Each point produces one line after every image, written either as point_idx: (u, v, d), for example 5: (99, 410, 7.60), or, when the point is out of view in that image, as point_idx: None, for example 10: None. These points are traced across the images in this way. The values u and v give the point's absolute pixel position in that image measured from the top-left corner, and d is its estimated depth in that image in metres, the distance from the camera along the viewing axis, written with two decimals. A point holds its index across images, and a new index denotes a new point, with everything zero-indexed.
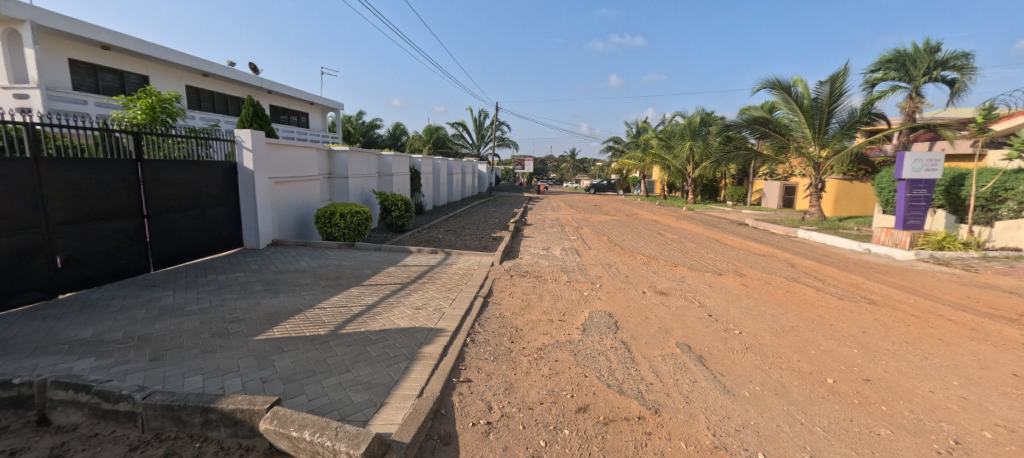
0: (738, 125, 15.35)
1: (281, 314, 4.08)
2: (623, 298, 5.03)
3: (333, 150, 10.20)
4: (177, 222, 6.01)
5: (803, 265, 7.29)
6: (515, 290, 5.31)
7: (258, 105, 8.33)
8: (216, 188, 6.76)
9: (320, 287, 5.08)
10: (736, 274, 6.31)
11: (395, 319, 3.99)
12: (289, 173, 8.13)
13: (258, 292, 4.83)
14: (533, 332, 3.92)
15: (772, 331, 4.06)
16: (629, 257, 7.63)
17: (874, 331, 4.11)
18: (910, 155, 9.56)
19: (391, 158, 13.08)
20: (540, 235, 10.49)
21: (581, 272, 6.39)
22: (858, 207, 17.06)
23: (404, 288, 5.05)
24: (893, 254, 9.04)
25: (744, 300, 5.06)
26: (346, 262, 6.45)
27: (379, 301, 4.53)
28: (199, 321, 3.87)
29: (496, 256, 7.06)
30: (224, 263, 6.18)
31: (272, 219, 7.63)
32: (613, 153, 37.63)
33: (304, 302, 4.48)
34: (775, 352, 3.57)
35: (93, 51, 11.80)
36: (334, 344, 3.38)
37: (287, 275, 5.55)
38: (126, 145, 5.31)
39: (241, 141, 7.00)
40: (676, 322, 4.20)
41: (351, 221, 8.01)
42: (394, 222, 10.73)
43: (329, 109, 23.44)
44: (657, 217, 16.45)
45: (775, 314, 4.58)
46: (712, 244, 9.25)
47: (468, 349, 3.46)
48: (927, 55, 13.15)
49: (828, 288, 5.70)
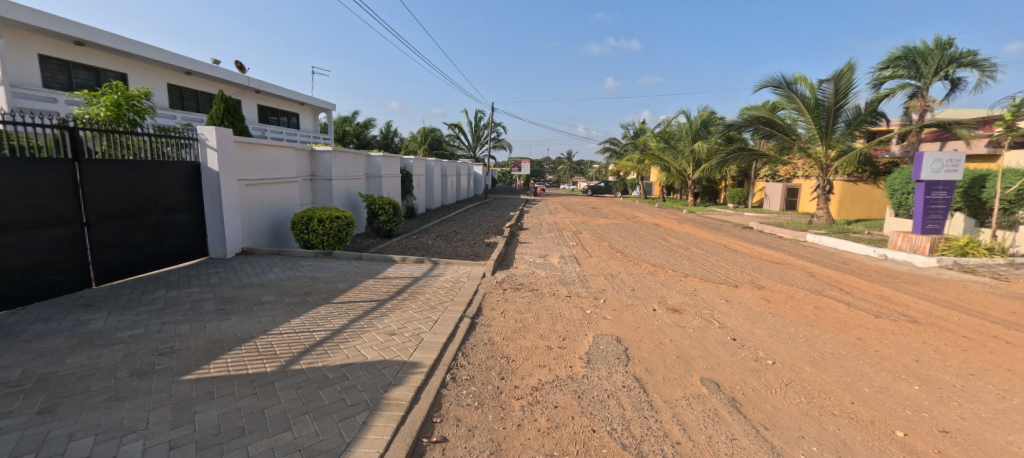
0: (739, 125, 14.80)
1: (225, 344, 3.39)
2: (632, 318, 4.39)
3: (315, 150, 9.52)
4: (125, 230, 5.31)
5: (824, 275, 6.68)
6: (507, 308, 4.66)
7: (229, 100, 7.65)
8: (177, 192, 6.09)
9: (283, 305, 4.40)
10: (754, 286, 5.70)
11: (363, 349, 3.31)
12: (263, 174, 7.44)
13: (208, 313, 4.14)
14: (527, 365, 3.26)
15: (811, 361, 3.41)
16: (634, 266, 7.01)
17: (929, 360, 3.49)
18: (930, 155, 8.98)
19: (379, 159, 12.40)
20: (537, 241, 9.86)
21: (581, 284, 5.76)
22: (863, 210, 16.56)
23: (379, 308, 4.37)
24: (913, 261, 8.50)
25: (769, 319, 4.44)
26: (320, 274, 5.76)
27: (347, 325, 3.85)
28: (122, 354, 3.18)
29: (488, 266, 6.41)
30: (180, 276, 5.47)
31: (242, 226, 6.94)
32: (611, 155, 37.14)
33: (258, 326, 3.78)
34: (822, 391, 2.93)
35: (65, 47, 11.07)
36: (278, 387, 2.71)
37: (247, 292, 4.85)
38: (83, 144, 4.83)
39: (204, 139, 6.30)
40: (698, 350, 3.57)
41: (331, 227, 7.33)
42: (382, 227, 10.07)
43: (320, 109, 22.74)
44: (659, 221, 15.88)
45: (809, 337, 3.95)
46: (720, 251, 8.68)
47: (446, 392, 2.80)
48: (939, 51, 12.67)
49: (859, 303, 5.09)
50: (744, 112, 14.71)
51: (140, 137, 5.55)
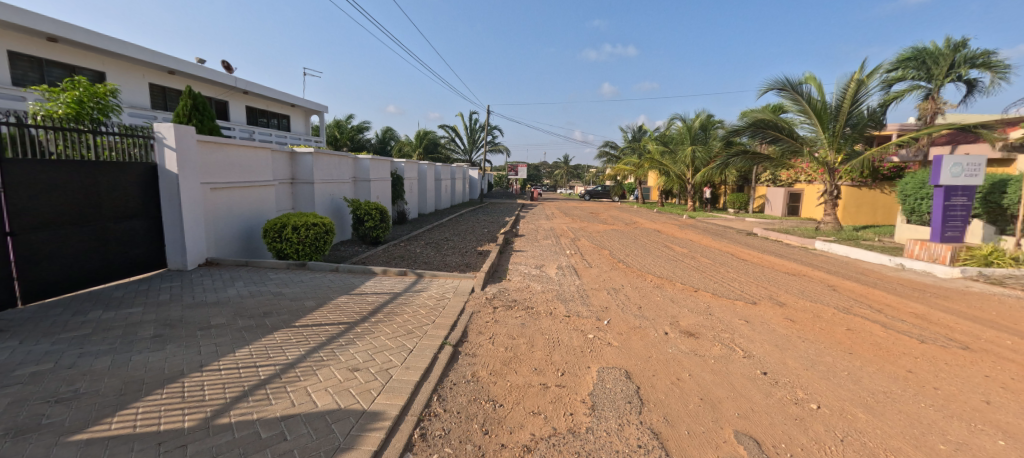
0: (742, 128, 14.27)
1: (142, 387, 2.73)
2: (642, 344, 3.78)
3: (296, 152, 8.91)
4: (60, 241, 4.62)
5: (847, 289, 6.10)
6: (498, 331, 4.02)
7: (199, 97, 7.03)
8: (129, 197, 5.44)
9: (232, 330, 3.74)
10: (774, 303, 5.11)
11: (313, 394, 2.65)
12: (233, 177, 6.81)
13: (140, 341, 3.47)
14: (518, 413, 2.62)
15: (862, 404, 2.81)
16: (638, 279, 6.40)
17: (1003, 402, 2.88)
18: (950, 158, 8.48)
19: (368, 162, 11.76)
20: (533, 249, 9.24)
21: (581, 301, 5.15)
22: (868, 216, 16.12)
23: (345, 334, 3.72)
24: (934, 271, 7.98)
25: (800, 346, 3.82)
26: (286, 289, 5.10)
27: (302, 357, 3.20)
28: (7, 401, 2.52)
29: (478, 280, 5.78)
30: (125, 293, 4.80)
31: (206, 234, 6.28)
32: (609, 160, 36.74)
33: (193, 360, 3.12)
34: (887, 449, 2.31)
35: (37, 44, 10.37)
36: (190, 453, 2.04)
37: (195, 312, 4.19)
38: (40, 144, 4.45)
39: (162, 137, 5.67)
40: (726, 389, 2.95)
41: (307, 235, 6.68)
42: (368, 234, 9.48)
43: (312, 112, 22.10)
44: (660, 227, 15.32)
45: (853, 370, 3.35)
46: (729, 260, 8.10)
47: (412, 456, 2.14)
48: (950, 52, 12.27)
49: (896, 324, 4.49)
50: (747, 114, 14.20)
51: (105, 136, 5.17)
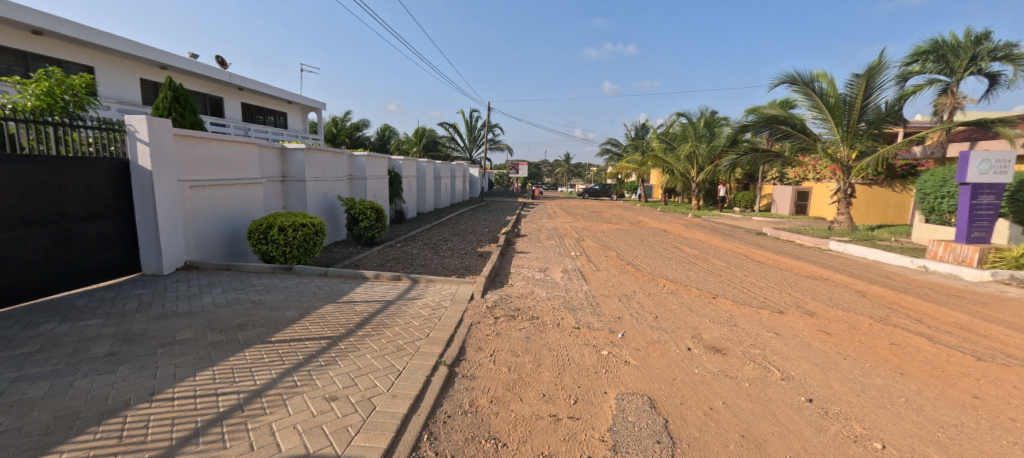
0: (752, 126, 13.79)
1: (75, 423, 2.27)
2: (664, 363, 3.33)
3: (287, 148, 8.46)
4: (17, 243, 4.16)
5: (876, 295, 5.66)
6: (500, 347, 3.59)
7: (179, 89, 6.57)
8: (98, 196, 4.99)
9: (198, 347, 3.29)
10: (803, 312, 4.65)
11: (278, 433, 2.19)
12: (216, 174, 6.35)
13: (90, 362, 3.02)
14: (525, 455, 2.15)
15: (936, 443, 2.35)
16: (650, 284, 5.95)
17: None
18: (977, 154, 8.01)
19: (364, 159, 11.30)
20: (536, 250, 8.79)
21: (591, 309, 4.70)
22: (879, 215, 15.65)
23: (326, 352, 3.26)
24: (960, 274, 7.56)
25: (843, 365, 3.36)
26: (267, 297, 4.65)
27: (272, 383, 2.74)
28: None
29: (478, 285, 5.33)
30: (89, 301, 4.36)
31: (184, 235, 5.82)
32: (611, 158, 36.12)
33: (144, 387, 2.67)
34: None
35: (21, 36, 9.88)
36: None
37: (161, 325, 3.74)
38: (12, 137, 4.17)
39: (134, 130, 5.20)
40: (769, 422, 2.50)
41: (294, 236, 6.21)
42: (363, 234, 9.03)
43: (310, 109, 21.63)
44: (666, 226, 14.87)
45: (911, 396, 2.90)
46: (744, 263, 7.64)
47: None
48: (970, 45, 11.82)
49: (943, 338, 4.03)
50: (757, 110, 13.71)
51: (81, 131, 4.88)
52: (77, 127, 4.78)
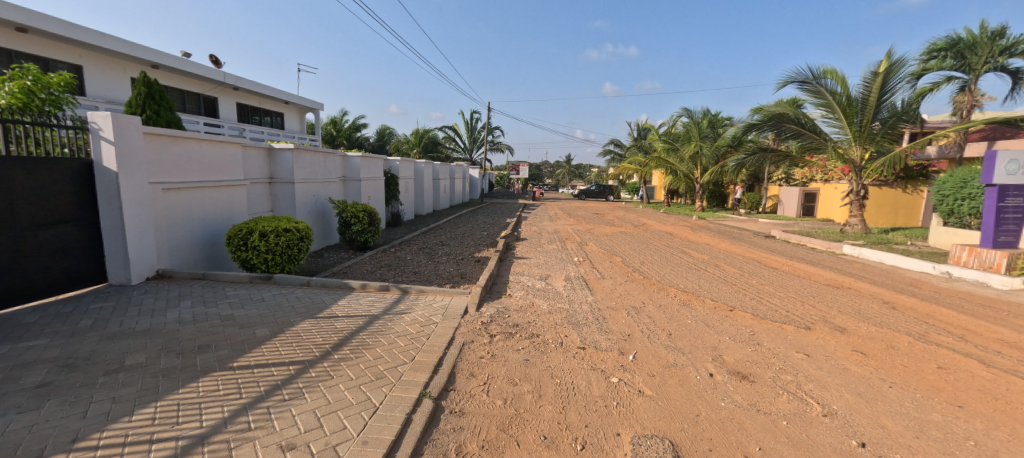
0: (759, 125, 13.29)
1: None
2: (684, 393, 2.88)
3: (273, 148, 8.03)
4: None
5: (906, 306, 5.20)
6: (495, 372, 3.15)
7: (154, 84, 6.17)
8: (56, 199, 4.55)
9: (146, 376, 2.85)
10: (832, 329, 4.20)
11: None
12: (192, 176, 5.91)
13: (13, 396, 2.56)
14: None
15: None
16: (660, 294, 5.49)
17: None
18: (1005, 154, 7.52)
19: (357, 160, 10.88)
20: (536, 255, 8.35)
21: (596, 325, 4.25)
22: (891, 217, 15.15)
23: (290, 382, 2.80)
24: (989, 281, 7.08)
25: (891, 396, 2.91)
26: (239, 312, 4.22)
27: (219, 426, 2.28)
28: None
29: (473, 297, 4.89)
30: (40, 317, 3.92)
31: (155, 242, 5.37)
32: (613, 160, 35.50)
33: (66, 430, 2.21)
34: None
35: (6, 34, 9.45)
36: None
37: (111, 347, 3.31)
38: None
39: (98, 128, 4.77)
40: None
41: (276, 242, 5.78)
42: (355, 239, 8.57)
43: (307, 109, 21.29)
44: (671, 229, 14.38)
45: (980, 438, 2.44)
46: (758, 270, 7.19)
47: None
48: (988, 40, 11.41)
49: (996, 360, 3.57)
50: (763, 108, 13.23)
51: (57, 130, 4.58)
52: (54, 127, 4.49)
